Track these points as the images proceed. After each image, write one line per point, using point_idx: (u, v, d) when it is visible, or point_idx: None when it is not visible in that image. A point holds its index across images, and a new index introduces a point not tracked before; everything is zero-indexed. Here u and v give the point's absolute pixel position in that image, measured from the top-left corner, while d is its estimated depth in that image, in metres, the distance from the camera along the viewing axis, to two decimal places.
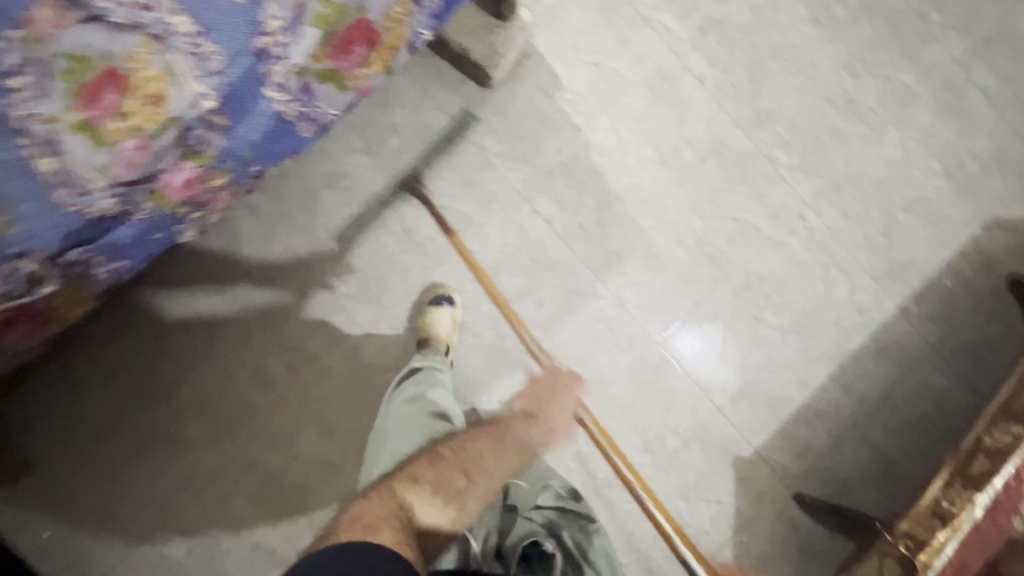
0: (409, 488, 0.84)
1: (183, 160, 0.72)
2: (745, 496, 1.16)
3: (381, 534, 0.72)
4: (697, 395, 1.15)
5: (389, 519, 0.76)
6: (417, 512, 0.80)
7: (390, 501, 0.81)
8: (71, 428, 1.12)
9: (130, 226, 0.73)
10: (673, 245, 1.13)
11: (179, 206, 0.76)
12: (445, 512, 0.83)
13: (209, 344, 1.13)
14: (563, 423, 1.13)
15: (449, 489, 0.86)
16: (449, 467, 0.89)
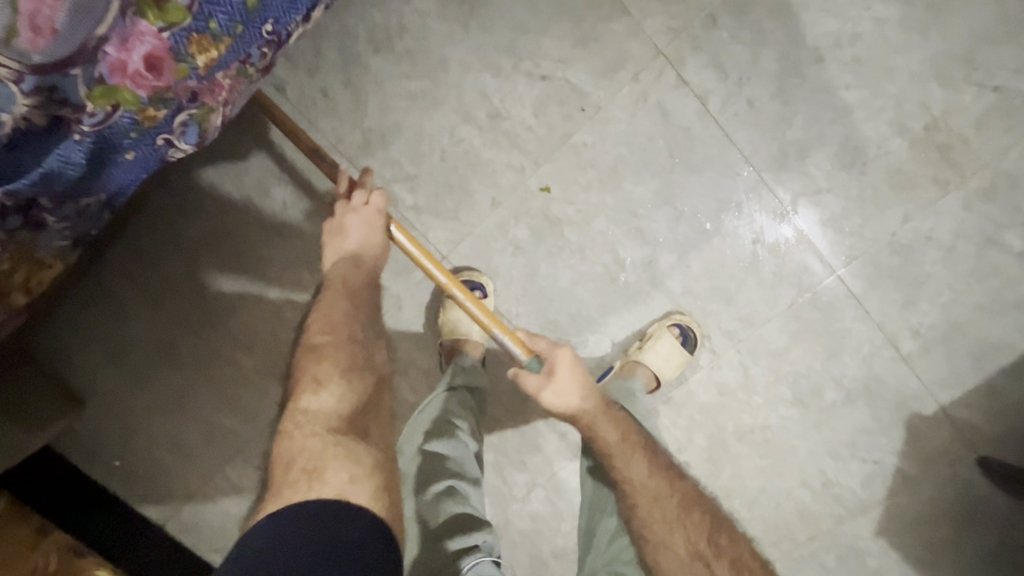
0: (307, 394, 0.60)
1: (138, 15, 0.40)
2: (913, 457, 0.94)
3: (327, 480, 0.52)
4: (877, 339, 0.86)
5: (326, 449, 0.55)
6: (332, 415, 0.59)
7: (307, 426, 0.57)
8: (118, 358, 1.00)
9: (83, 147, 0.44)
10: (888, 132, 0.76)
11: (156, 105, 0.45)
12: (353, 399, 0.61)
13: (260, 267, 0.97)
14: (358, 226, 0.68)
15: (355, 360, 0.63)
16: (337, 340, 0.64)
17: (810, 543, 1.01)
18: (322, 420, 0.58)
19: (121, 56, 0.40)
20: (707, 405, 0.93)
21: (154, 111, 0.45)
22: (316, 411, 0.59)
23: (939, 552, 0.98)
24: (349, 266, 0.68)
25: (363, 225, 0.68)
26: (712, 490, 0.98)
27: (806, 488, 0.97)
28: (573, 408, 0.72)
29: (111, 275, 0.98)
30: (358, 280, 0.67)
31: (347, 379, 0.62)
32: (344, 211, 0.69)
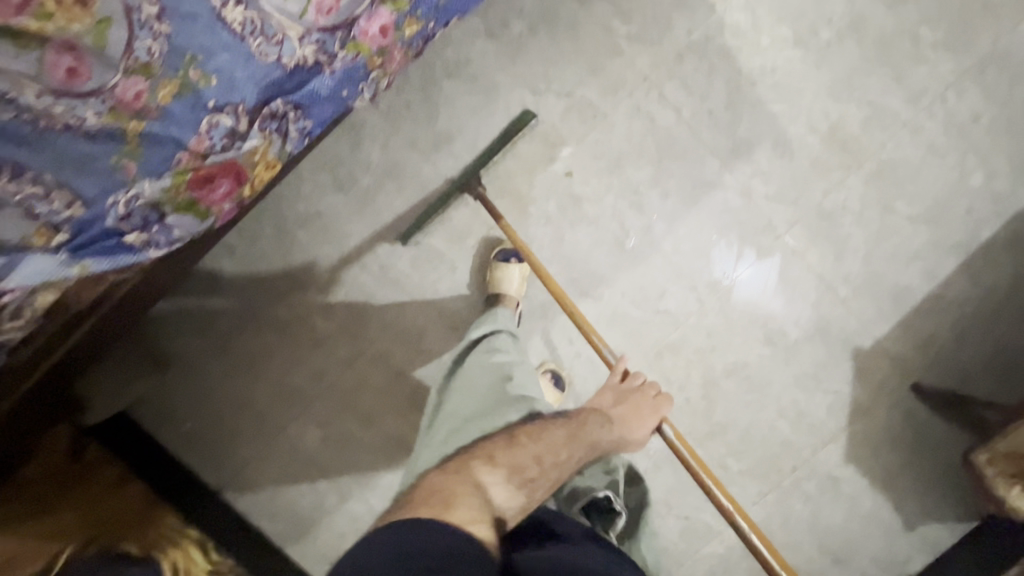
0: (486, 467, 0.77)
1: (379, 5, 0.69)
2: (863, 387, 1.18)
3: (456, 513, 0.68)
4: (819, 287, 1.14)
5: (466, 493, 0.72)
6: (491, 497, 0.73)
7: (466, 477, 0.75)
8: (207, 329, 1.16)
9: (325, 78, 0.70)
10: (805, 132, 1.10)
11: (374, 56, 0.72)
12: (516, 498, 0.75)
13: (330, 239, 1.14)
14: (644, 425, 0.94)
15: (520, 474, 0.77)
16: (528, 453, 0.80)
17: (794, 472, 1.21)
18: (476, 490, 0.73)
19: (366, 24, 0.69)
20: (700, 347, 1.16)
21: (375, 61, 0.73)
22: (485, 481, 0.75)
23: (893, 471, 1.20)
24: (598, 425, 0.90)
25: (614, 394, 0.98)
26: (710, 424, 1.19)
27: (785, 420, 1.19)
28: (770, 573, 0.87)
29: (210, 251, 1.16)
30: (580, 441, 0.85)
31: (511, 476, 0.77)
32: (633, 400, 0.97)
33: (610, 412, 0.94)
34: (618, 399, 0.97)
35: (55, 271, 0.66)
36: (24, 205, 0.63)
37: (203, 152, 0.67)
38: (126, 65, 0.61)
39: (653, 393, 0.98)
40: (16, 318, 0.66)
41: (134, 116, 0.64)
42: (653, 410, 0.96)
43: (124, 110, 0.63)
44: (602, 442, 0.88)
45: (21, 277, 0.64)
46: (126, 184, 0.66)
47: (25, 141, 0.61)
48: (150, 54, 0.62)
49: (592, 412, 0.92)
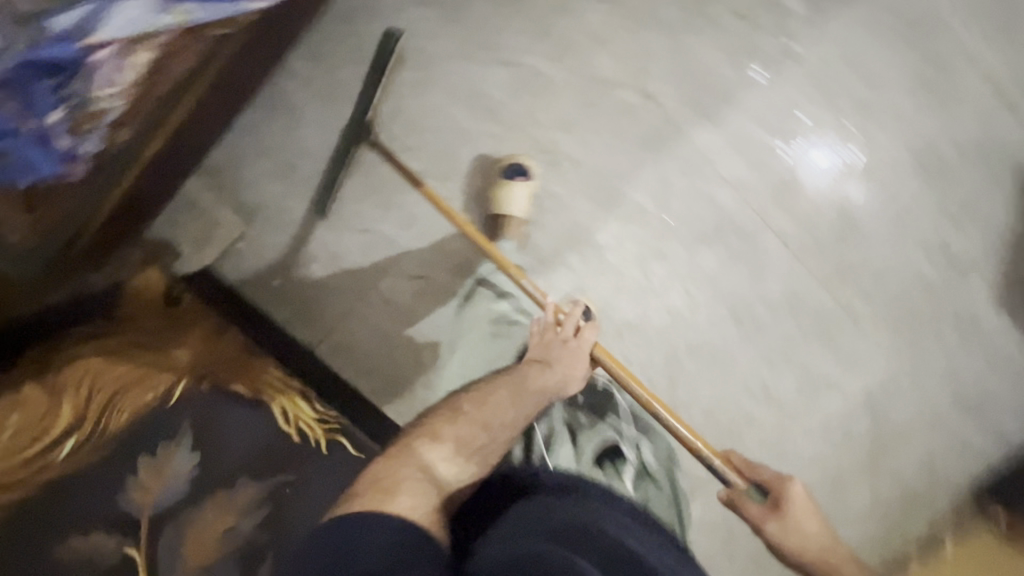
0: (430, 445, 0.75)
1: None
2: (1015, 214, 1.06)
3: (396, 499, 0.66)
4: (980, 94, 1.00)
5: (411, 482, 0.69)
6: (436, 472, 0.72)
7: (410, 461, 0.73)
8: (287, 174, 1.06)
9: None
10: None
11: None
12: (462, 466, 0.74)
13: (412, 60, 1.00)
14: (576, 360, 0.94)
15: (475, 438, 0.77)
16: (471, 422, 0.79)
17: (928, 316, 1.10)
18: (427, 466, 0.72)
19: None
20: (834, 176, 1.03)
21: None
22: (429, 461, 0.73)
23: None
24: (538, 369, 0.91)
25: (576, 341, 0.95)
26: (840, 265, 1.07)
27: (926, 257, 1.07)
28: (819, 547, 0.95)
29: (294, 92, 1.03)
30: (526, 399, 0.85)
31: (460, 450, 0.76)
32: (547, 339, 0.96)
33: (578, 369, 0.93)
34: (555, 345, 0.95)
35: (151, 19, 0.54)
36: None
37: None
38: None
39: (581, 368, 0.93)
40: (115, 83, 0.57)
41: None
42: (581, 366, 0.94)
43: None
44: (547, 387, 0.89)
45: (114, 27, 0.53)
46: None
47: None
48: None
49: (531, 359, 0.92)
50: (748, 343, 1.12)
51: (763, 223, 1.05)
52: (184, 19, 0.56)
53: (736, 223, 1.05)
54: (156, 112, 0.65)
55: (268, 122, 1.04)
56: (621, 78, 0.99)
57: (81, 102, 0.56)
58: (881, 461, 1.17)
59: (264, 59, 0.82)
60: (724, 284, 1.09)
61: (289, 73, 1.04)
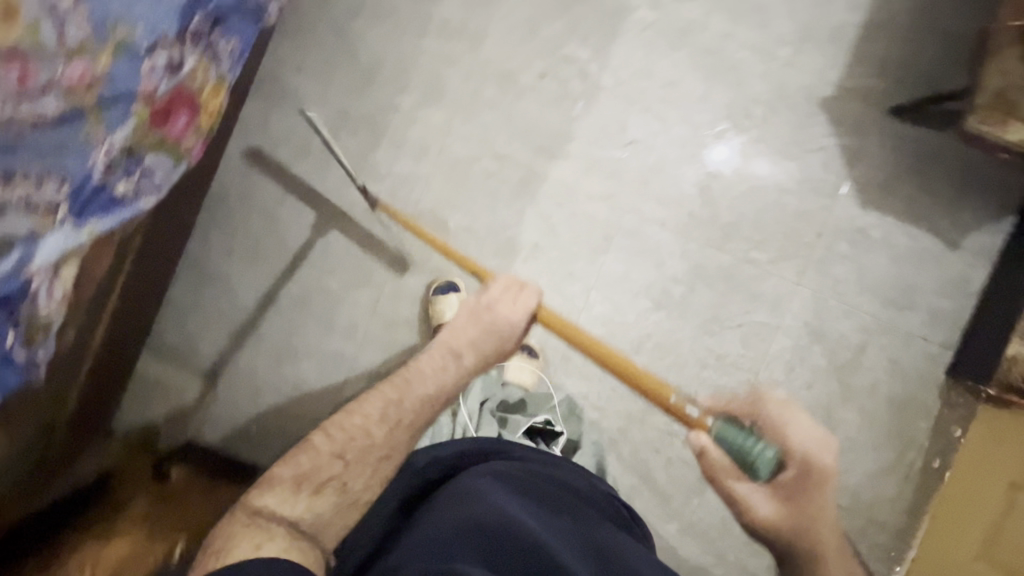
0: (266, 491, 0.67)
1: None
2: (846, 131, 1.20)
3: (232, 552, 0.59)
4: (761, 57, 1.18)
5: (259, 525, 0.63)
6: (286, 520, 0.64)
7: (251, 514, 0.64)
8: (236, 332, 1.20)
9: None
10: None
11: None
12: (320, 499, 0.68)
13: (307, 204, 1.19)
14: (507, 305, 0.86)
15: (340, 473, 0.70)
16: (327, 452, 0.70)
17: (819, 239, 1.21)
18: (266, 513, 0.65)
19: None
20: (678, 161, 1.20)
21: None
22: (273, 509, 0.65)
23: (913, 197, 1.21)
24: (445, 361, 0.81)
25: (506, 300, 0.86)
26: (721, 227, 1.21)
27: (789, 193, 1.20)
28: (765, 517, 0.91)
29: (221, 263, 1.20)
30: (416, 399, 0.77)
31: (316, 483, 0.69)
32: (476, 313, 0.85)
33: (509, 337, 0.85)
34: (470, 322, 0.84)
35: (70, 241, 0.70)
36: (24, 199, 0.66)
37: (151, 91, 0.73)
38: (63, 51, 0.66)
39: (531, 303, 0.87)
40: (52, 297, 0.71)
41: (86, 87, 0.68)
42: (527, 296, 0.88)
43: (76, 86, 0.67)
44: (447, 387, 0.80)
45: (42, 256, 0.68)
46: (94, 143, 0.70)
47: (7, 147, 0.64)
48: (78, 27, 0.67)
49: (438, 351, 0.83)
50: (680, 321, 1.22)
51: (641, 218, 1.20)
52: (92, 232, 0.72)
53: (620, 227, 1.20)
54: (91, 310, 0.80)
55: (207, 294, 1.20)
56: (476, 154, 1.18)
57: (28, 320, 0.70)
58: (845, 378, 1.24)
59: (175, 244, 0.99)
60: (635, 280, 1.21)
61: (210, 252, 1.20)
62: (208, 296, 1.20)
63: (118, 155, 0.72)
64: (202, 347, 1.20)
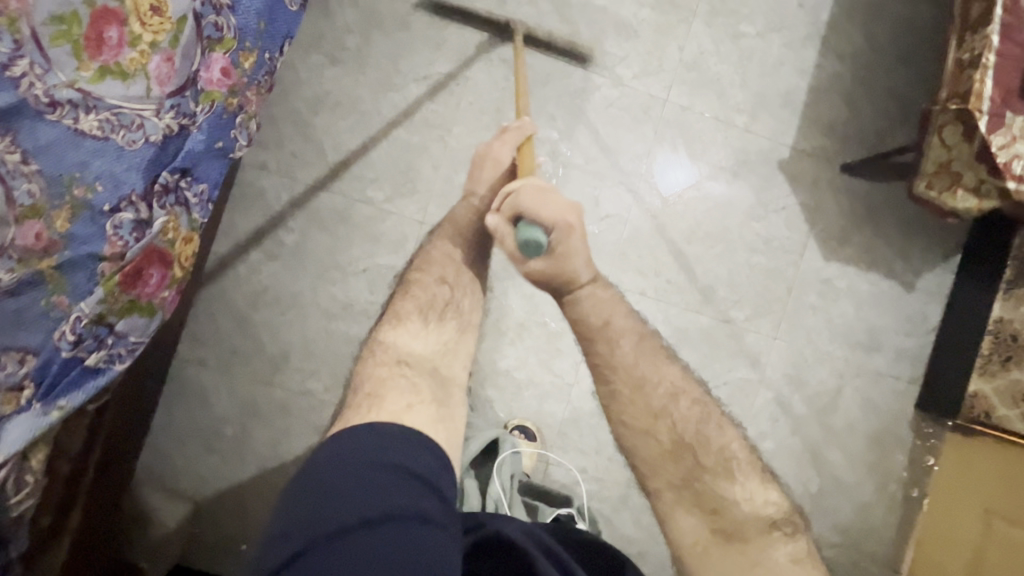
0: (394, 332, 0.88)
1: (227, 54, 0.75)
2: (804, 189, 1.26)
3: (388, 404, 0.71)
4: (721, 126, 1.23)
5: (401, 373, 0.80)
6: (410, 349, 0.85)
7: (385, 360, 0.83)
8: (215, 447, 1.13)
9: (198, 134, 0.73)
10: (636, 9, 1.21)
11: (229, 98, 0.76)
12: (439, 332, 0.90)
13: (283, 308, 1.14)
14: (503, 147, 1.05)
15: (437, 301, 0.93)
16: (428, 290, 0.95)
17: (789, 293, 1.27)
18: (401, 353, 0.85)
19: (207, 73, 0.73)
20: (652, 231, 1.22)
21: (231, 102, 0.76)
22: (405, 348, 0.85)
23: (870, 246, 1.28)
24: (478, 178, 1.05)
25: (553, 203, 0.91)
26: (698, 291, 1.24)
27: (758, 252, 1.25)
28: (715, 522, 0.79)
29: (194, 376, 1.13)
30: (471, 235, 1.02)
31: (426, 317, 0.91)
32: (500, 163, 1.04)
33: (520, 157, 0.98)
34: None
35: (38, 425, 0.65)
36: None
37: (120, 252, 0.67)
38: (14, 214, 0.61)
39: (573, 221, 0.95)
40: (23, 487, 0.66)
41: (43, 256, 0.63)
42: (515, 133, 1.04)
43: (30, 254, 0.62)
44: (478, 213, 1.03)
45: (6, 448, 0.62)
46: (66, 315, 0.65)
47: None
48: (32, 195, 0.62)
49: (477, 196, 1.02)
50: None
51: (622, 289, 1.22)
52: (65, 409, 0.67)
53: None
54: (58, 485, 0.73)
55: (180, 411, 1.13)
56: None
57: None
58: (826, 422, 1.29)
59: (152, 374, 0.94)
60: None
61: (180, 365, 1.13)
62: (181, 413, 1.13)
63: (87, 326, 0.67)
64: (181, 467, 1.13)
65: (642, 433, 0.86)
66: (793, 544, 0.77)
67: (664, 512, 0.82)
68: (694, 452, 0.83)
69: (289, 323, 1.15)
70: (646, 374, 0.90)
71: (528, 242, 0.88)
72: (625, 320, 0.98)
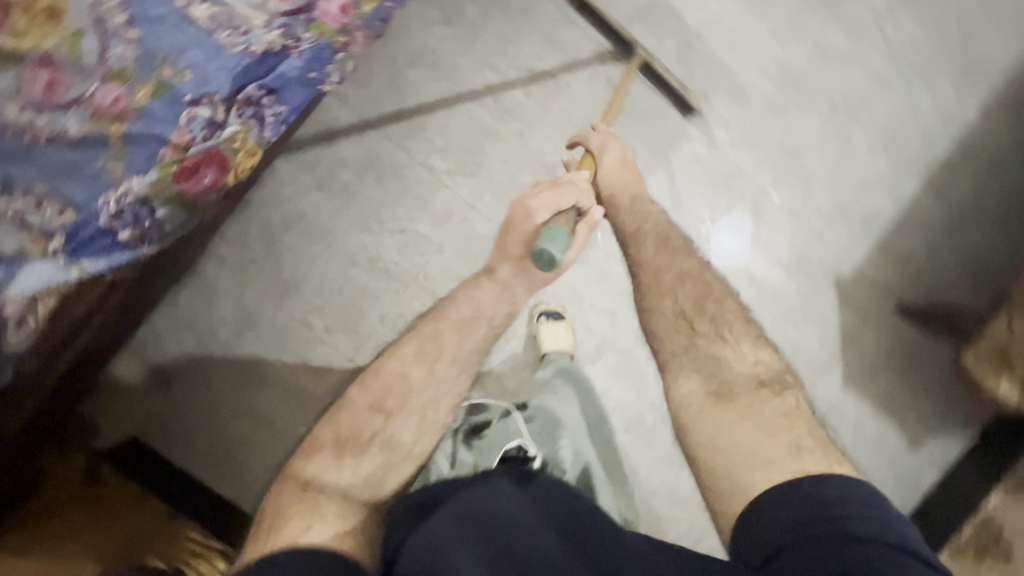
0: (305, 463, 0.79)
1: None
2: (851, 313, 1.20)
3: (287, 532, 0.67)
4: (794, 221, 1.19)
5: (309, 505, 0.72)
6: (331, 480, 0.77)
7: (297, 489, 0.75)
8: (203, 342, 1.15)
9: (296, 58, 0.72)
10: (757, 76, 1.18)
11: (338, 34, 0.74)
12: (361, 467, 0.79)
13: (314, 237, 1.15)
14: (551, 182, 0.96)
15: (371, 422, 0.84)
16: (370, 408, 0.85)
17: None
18: (318, 482, 0.76)
19: (326, 5, 0.72)
20: None
21: (339, 40, 0.75)
22: (324, 478, 0.76)
23: (896, 395, 1.22)
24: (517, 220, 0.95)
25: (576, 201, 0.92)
26: None
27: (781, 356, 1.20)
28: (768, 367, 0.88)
29: (209, 269, 1.16)
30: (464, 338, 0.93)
31: (348, 445, 0.81)
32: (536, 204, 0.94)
33: (565, 200, 0.91)
34: (659, 245, 1.00)
35: (57, 275, 0.66)
36: (17, 216, 0.61)
37: (185, 144, 0.69)
38: (102, 72, 0.62)
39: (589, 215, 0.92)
40: (23, 327, 0.67)
41: (113, 120, 0.63)
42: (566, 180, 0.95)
43: (102, 115, 0.63)
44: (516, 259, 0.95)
45: (22, 286, 0.64)
46: (113, 184, 0.65)
47: (14, 156, 0.60)
48: (123, 59, 0.63)
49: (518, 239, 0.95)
50: (644, 451, 1.19)
51: (636, 340, 1.21)
52: (84, 271, 0.68)
53: (614, 344, 1.20)
54: (57, 333, 0.75)
55: (185, 295, 1.15)
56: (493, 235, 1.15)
57: None
58: None
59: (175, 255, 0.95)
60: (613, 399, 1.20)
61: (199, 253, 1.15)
62: (184, 299, 1.15)
63: (131, 202, 0.68)
64: (167, 347, 1.15)
65: (661, 295, 0.95)
66: (778, 398, 0.84)
67: (669, 379, 0.91)
68: (692, 322, 0.92)
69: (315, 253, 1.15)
70: (663, 265, 0.97)
71: (542, 256, 0.81)
72: (688, 260, 0.98)
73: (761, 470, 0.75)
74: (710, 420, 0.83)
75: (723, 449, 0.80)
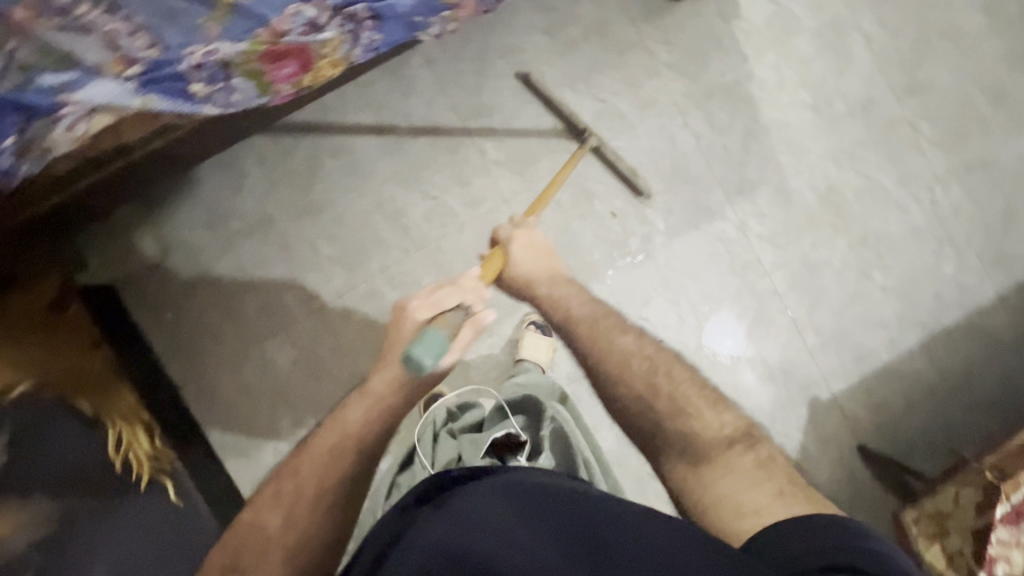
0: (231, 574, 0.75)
1: None
2: (815, 437, 1.21)
3: None
4: (792, 329, 1.22)
5: None
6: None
7: None
8: (212, 227, 1.19)
9: None
10: (805, 187, 1.23)
11: None
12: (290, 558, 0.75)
13: (353, 172, 1.20)
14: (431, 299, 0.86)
15: (282, 520, 0.77)
16: (279, 508, 0.78)
17: None
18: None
19: None
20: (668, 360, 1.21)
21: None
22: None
23: None
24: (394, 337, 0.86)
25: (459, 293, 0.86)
26: None
27: None
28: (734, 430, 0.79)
29: (246, 164, 1.20)
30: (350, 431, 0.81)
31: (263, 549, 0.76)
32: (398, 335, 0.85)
33: (448, 301, 0.85)
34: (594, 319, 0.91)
35: (120, 97, 0.70)
36: (108, 36, 0.66)
37: (281, 32, 0.73)
38: None
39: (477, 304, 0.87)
40: (70, 131, 0.71)
41: None
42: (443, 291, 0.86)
43: None
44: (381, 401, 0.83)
45: (87, 95, 0.68)
46: (205, 40, 0.70)
47: None
48: None
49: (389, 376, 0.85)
50: None
51: None
52: (146, 104, 0.72)
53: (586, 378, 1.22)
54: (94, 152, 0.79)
55: (213, 180, 1.19)
56: None
57: (34, 134, 0.70)
58: None
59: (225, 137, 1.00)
60: None
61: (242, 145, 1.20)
62: (210, 182, 1.19)
63: (214, 62, 0.72)
64: (177, 218, 1.18)
65: (612, 336, 0.89)
66: (750, 451, 0.76)
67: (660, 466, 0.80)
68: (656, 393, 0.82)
69: (349, 186, 1.20)
70: (601, 343, 0.88)
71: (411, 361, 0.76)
72: (624, 338, 0.88)
73: (749, 516, 0.68)
74: (725, 483, 0.72)
75: (724, 508, 0.70)
